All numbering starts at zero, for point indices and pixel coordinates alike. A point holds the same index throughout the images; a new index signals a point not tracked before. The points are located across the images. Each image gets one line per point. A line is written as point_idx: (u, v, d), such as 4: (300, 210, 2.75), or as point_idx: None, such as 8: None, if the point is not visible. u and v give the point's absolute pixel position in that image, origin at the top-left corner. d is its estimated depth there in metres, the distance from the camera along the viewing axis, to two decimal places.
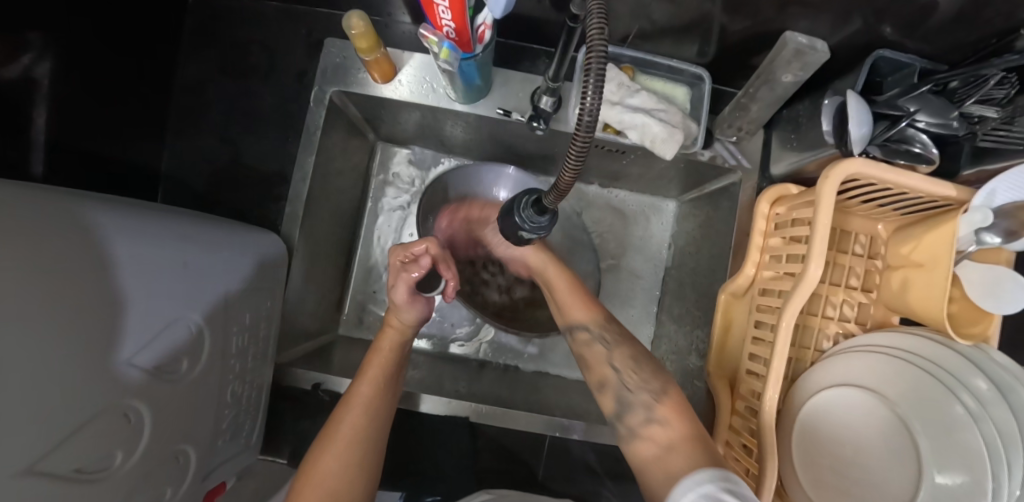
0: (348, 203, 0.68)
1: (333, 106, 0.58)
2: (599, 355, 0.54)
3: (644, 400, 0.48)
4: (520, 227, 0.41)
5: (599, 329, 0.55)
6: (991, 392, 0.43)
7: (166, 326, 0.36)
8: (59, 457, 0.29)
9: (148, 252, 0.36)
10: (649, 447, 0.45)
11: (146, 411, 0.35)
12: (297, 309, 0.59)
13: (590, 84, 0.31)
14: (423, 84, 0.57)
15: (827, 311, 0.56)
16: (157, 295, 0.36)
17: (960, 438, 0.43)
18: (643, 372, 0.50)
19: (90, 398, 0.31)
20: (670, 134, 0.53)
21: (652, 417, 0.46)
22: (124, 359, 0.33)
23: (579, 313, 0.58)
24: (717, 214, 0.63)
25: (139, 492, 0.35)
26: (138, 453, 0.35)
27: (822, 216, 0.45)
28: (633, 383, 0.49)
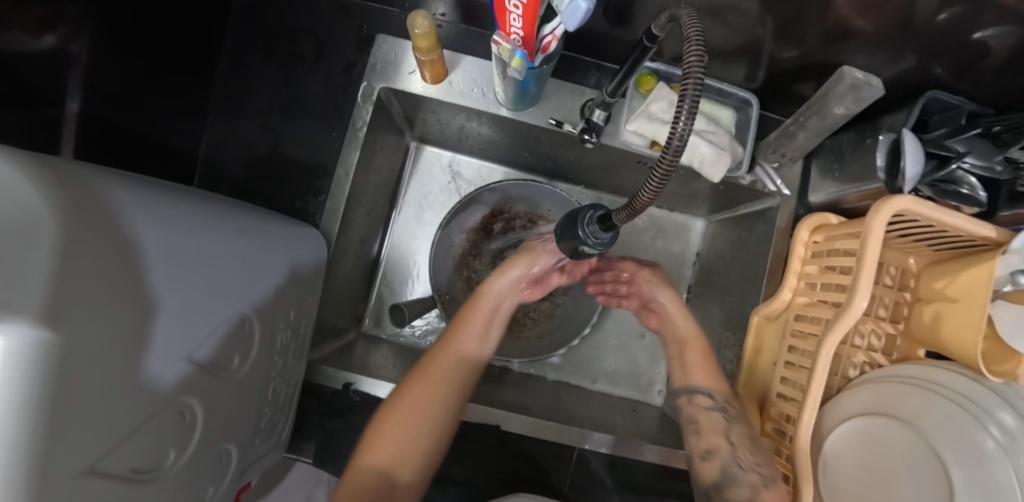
0: (382, 201, 0.67)
1: (380, 102, 0.57)
2: (713, 423, 0.55)
3: (752, 480, 0.49)
4: (582, 241, 0.41)
5: (724, 400, 0.55)
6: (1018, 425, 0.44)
7: (223, 321, 0.35)
8: (119, 456, 0.28)
9: (216, 242, 0.35)
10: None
11: (199, 408, 0.34)
12: (329, 306, 0.58)
13: (682, 110, 0.31)
14: (473, 88, 0.56)
15: (856, 340, 0.58)
16: (220, 288, 0.35)
17: (990, 471, 0.44)
18: (756, 452, 0.51)
19: (151, 394, 0.29)
20: (718, 157, 0.53)
21: (767, 484, 0.48)
22: (185, 355, 0.32)
23: (717, 385, 0.57)
24: (751, 236, 0.64)
25: (186, 490, 0.34)
26: (189, 452, 0.34)
27: (870, 249, 0.46)
28: (750, 465, 0.50)
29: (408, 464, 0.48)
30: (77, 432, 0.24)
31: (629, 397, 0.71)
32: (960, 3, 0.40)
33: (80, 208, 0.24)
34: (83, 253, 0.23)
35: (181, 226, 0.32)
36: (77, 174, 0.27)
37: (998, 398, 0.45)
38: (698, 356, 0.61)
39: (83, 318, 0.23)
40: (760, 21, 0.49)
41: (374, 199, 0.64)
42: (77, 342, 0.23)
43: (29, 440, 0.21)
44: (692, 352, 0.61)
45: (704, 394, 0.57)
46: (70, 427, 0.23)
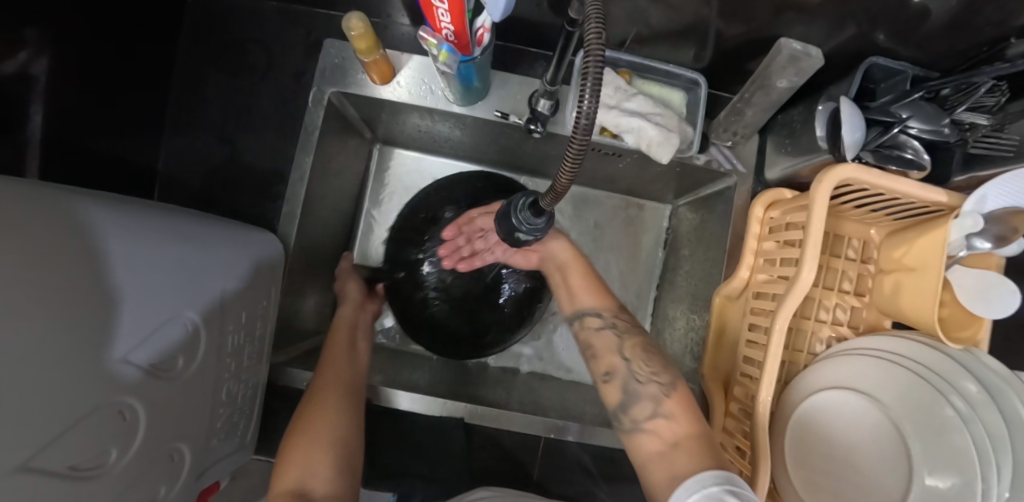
0: (345, 205, 0.68)
1: (331, 106, 0.58)
2: (608, 342, 0.50)
3: (651, 391, 0.45)
4: (517, 228, 0.41)
5: (613, 315, 0.51)
6: (981, 395, 0.43)
7: (162, 324, 0.36)
8: (56, 453, 0.29)
9: (148, 248, 0.36)
10: (653, 442, 0.43)
11: (141, 408, 0.35)
12: (292, 310, 0.59)
13: (587, 87, 0.31)
14: (421, 86, 0.57)
15: (821, 315, 0.57)
16: (156, 292, 0.36)
17: (949, 440, 0.43)
18: (653, 363, 0.47)
19: (87, 392, 0.31)
20: (665, 138, 0.53)
21: (658, 410, 0.44)
22: (120, 356, 0.33)
23: (605, 301, 0.53)
24: (712, 217, 0.63)
25: (133, 490, 0.35)
26: (133, 451, 0.35)
27: (816, 221, 0.45)
28: (646, 377, 0.46)
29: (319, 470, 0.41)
30: (11, 427, 0.25)
31: None
32: None
33: None
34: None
35: (108, 235, 0.34)
36: None
37: (952, 366, 0.45)
38: (581, 277, 0.55)
39: (0, 316, 0.24)
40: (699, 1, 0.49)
41: (335, 202, 0.65)
42: (0, 345, 0.24)
43: None
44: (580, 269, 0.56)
45: (592, 315, 0.52)
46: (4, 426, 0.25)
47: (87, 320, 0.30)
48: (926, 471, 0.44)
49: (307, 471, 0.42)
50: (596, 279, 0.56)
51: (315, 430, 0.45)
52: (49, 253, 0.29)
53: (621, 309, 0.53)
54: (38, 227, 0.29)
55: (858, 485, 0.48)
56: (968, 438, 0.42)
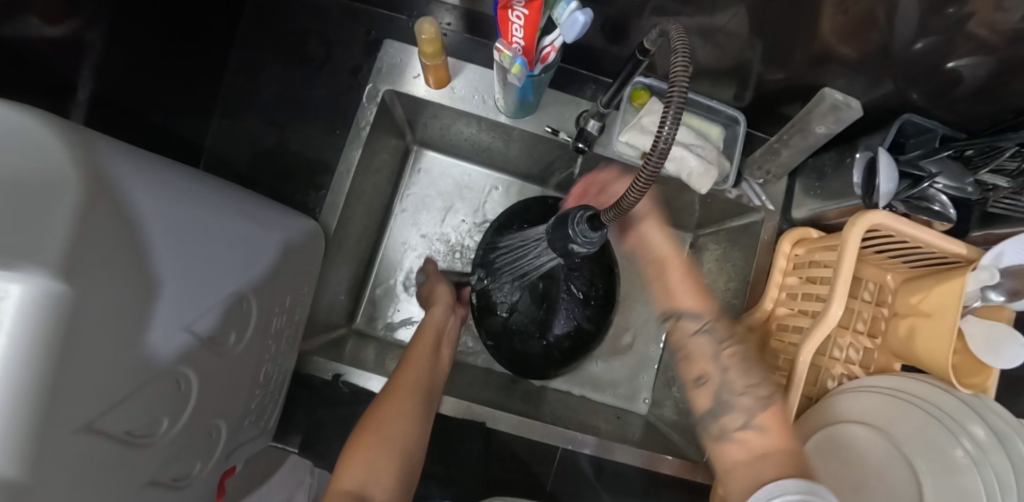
0: (379, 200, 0.69)
1: (384, 103, 0.59)
2: (703, 348, 0.48)
3: (745, 405, 0.45)
4: (572, 239, 0.43)
5: (711, 321, 0.49)
6: (989, 439, 0.44)
7: (221, 297, 0.36)
8: (117, 417, 0.29)
9: (218, 222, 0.37)
10: (740, 453, 0.43)
11: (194, 379, 0.35)
12: (321, 300, 0.59)
13: (668, 116, 0.32)
14: (475, 94, 0.59)
15: (835, 353, 0.59)
16: (219, 268, 0.36)
17: (959, 480, 0.44)
18: (751, 374, 0.46)
19: (151, 358, 0.31)
20: (706, 170, 0.55)
21: (750, 423, 0.44)
22: (184, 325, 0.33)
23: (693, 295, 0.50)
24: (736, 249, 0.66)
25: (173, 463, 0.35)
26: (180, 423, 0.35)
27: (846, 261, 0.48)
28: (742, 389, 0.46)
29: (380, 482, 0.45)
30: (82, 383, 0.25)
31: (614, 405, 0.71)
32: (935, 33, 0.43)
33: (88, 174, 0.26)
34: (91, 218, 0.25)
35: (185, 205, 0.34)
36: (96, 144, 0.29)
37: (971, 410, 0.46)
38: (683, 278, 0.52)
39: (88, 273, 0.25)
40: (748, 45, 0.52)
41: (372, 197, 0.66)
42: (81, 300, 0.24)
43: (33, 381, 0.22)
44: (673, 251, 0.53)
45: (673, 315, 0.50)
46: (74, 382, 0.25)
47: (161, 286, 0.31)
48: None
49: (368, 478, 0.45)
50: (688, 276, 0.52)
51: (383, 435, 0.48)
52: (135, 218, 0.29)
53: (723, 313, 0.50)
54: (127, 192, 0.29)
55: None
56: (977, 483, 0.43)
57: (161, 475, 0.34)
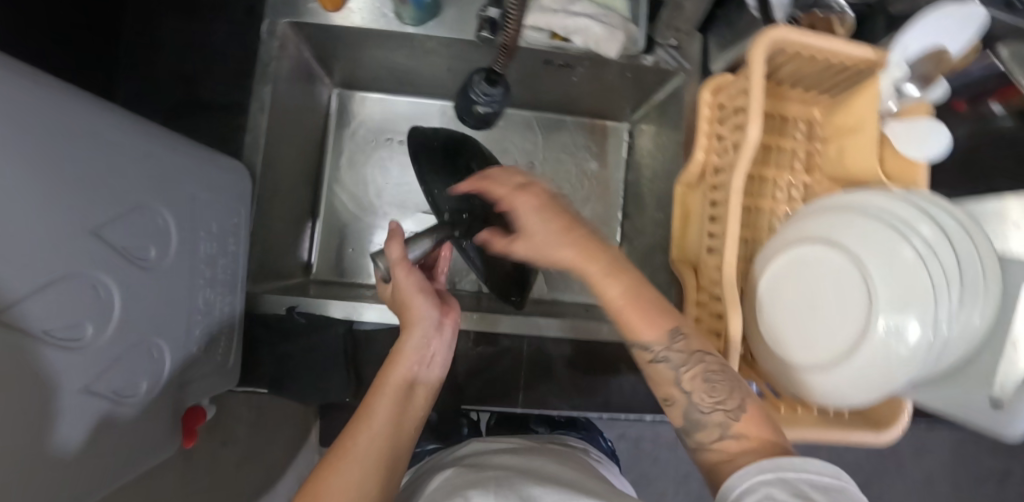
0: (308, 148, 0.68)
1: (285, 38, 0.58)
2: (663, 373, 0.39)
3: (718, 416, 0.36)
4: (475, 102, 0.44)
5: (666, 346, 0.38)
6: (935, 235, 0.45)
7: (130, 206, 0.35)
8: (32, 312, 0.27)
9: (122, 130, 0.34)
10: (734, 445, 0.34)
11: (113, 287, 0.33)
12: (263, 244, 0.59)
13: None
14: (374, 10, 0.58)
15: (777, 195, 0.59)
16: (124, 176, 0.34)
17: (906, 275, 0.44)
18: (716, 385, 0.37)
19: (64, 256, 0.29)
20: (610, 34, 0.55)
21: (728, 434, 0.35)
22: (91, 228, 0.31)
23: (635, 324, 0.38)
24: (666, 119, 0.66)
25: (112, 372, 0.34)
26: (108, 331, 0.33)
27: (756, 81, 0.48)
28: (710, 407, 0.36)
29: None
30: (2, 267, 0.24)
31: (584, 300, 0.72)
32: None
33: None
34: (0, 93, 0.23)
35: (94, 110, 0.31)
36: None
37: (919, 217, 0.46)
38: (638, 309, 0.38)
39: None
40: None
41: (297, 140, 0.65)
42: None
43: None
44: (611, 292, 0.39)
45: (639, 348, 0.39)
46: None
47: (70, 182, 0.29)
48: (880, 313, 0.44)
49: None
50: (626, 296, 0.39)
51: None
52: (46, 108, 0.26)
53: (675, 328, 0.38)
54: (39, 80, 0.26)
55: (800, 333, 0.49)
56: (926, 275, 0.43)
57: (100, 386, 0.33)
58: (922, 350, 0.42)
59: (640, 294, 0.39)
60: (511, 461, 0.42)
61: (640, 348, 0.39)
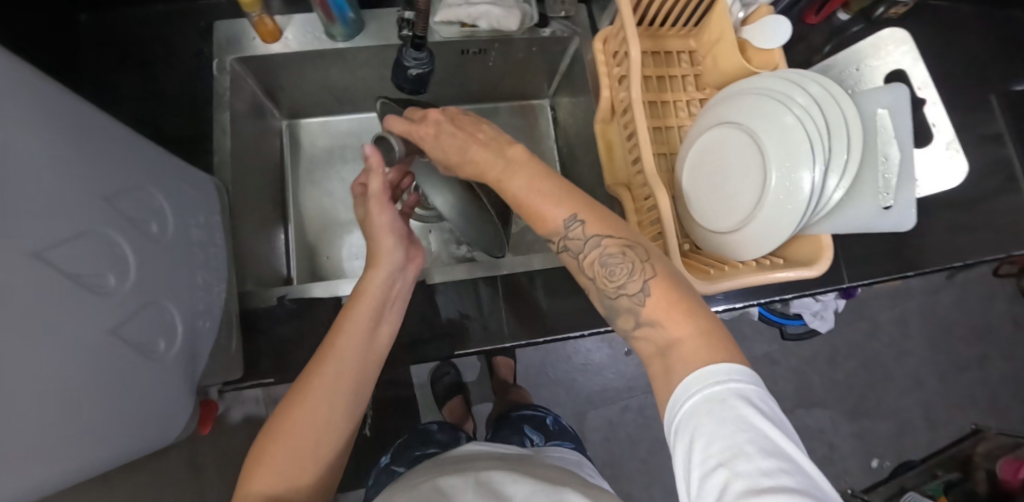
0: (270, 171, 0.75)
1: (235, 73, 0.66)
2: (573, 261, 0.46)
3: (627, 303, 0.42)
4: (407, 67, 0.57)
5: (566, 231, 0.44)
6: (808, 101, 0.53)
7: (128, 185, 0.41)
8: (63, 253, 0.32)
9: (114, 126, 0.40)
10: (648, 333, 0.41)
11: (126, 247, 0.39)
12: (242, 251, 0.64)
13: None
14: (308, 35, 0.67)
15: (680, 114, 0.67)
16: (122, 162, 0.40)
17: (789, 136, 0.52)
18: (619, 269, 0.42)
19: (84, 215, 0.35)
20: (507, 14, 0.65)
21: (640, 320, 0.41)
22: (101, 195, 0.37)
23: (536, 220, 0.45)
24: (574, 79, 0.77)
25: (131, 325, 0.39)
26: (125, 284, 0.38)
27: (627, 14, 0.56)
28: (615, 292, 0.43)
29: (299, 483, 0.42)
30: (36, 212, 0.30)
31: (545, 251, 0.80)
32: None
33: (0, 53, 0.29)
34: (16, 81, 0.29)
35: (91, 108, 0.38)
36: None
37: (789, 84, 0.55)
38: (540, 197, 0.45)
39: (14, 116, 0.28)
40: None
41: (259, 160, 0.72)
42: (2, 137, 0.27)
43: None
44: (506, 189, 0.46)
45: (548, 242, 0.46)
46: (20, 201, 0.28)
47: (78, 157, 0.34)
48: (773, 171, 0.52)
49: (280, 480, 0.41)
50: (524, 191, 0.45)
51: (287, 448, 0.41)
52: (55, 96, 0.33)
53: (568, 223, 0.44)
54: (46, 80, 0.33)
55: (717, 201, 0.57)
56: (804, 133, 0.51)
57: (122, 332, 0.37)
58: (809, 194, 0.50)
59: (548, 192, 0.44)
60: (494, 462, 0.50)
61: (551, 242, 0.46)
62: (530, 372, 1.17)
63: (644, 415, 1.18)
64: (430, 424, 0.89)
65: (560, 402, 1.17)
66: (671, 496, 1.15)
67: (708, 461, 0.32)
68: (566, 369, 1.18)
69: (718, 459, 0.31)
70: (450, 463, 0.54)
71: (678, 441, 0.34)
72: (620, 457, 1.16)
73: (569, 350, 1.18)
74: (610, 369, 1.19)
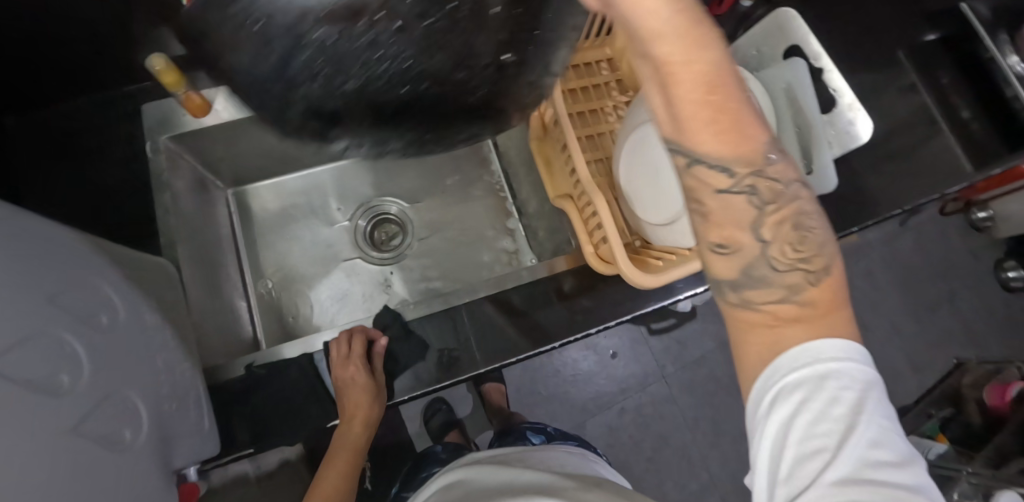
0: (218, 241, 0.74)
1: (170, 152, 0.67)
2: (727, 207, 0.34)
3: (790, 280, 0.34)
4: None
5: (747, 171, 0.33)
6: None
7: (72, 282, 0.40)
8: (12, 362, 0.32)
9: (47, 228, 0.40)
10: (763, 319, 0.34)
11: (78, 345, 0.38)
12: (203, 327, 0.63)
13: None
14: (238, 103, 0.69)
15: (609, 119, 0.70)
16: (63, 262, 0.40)
17: None
18: (783, 236, 0.34)
19: (25, 320, 0.34)
20: None
21: (791, 299, 0.34)
22: (45, 297, 0.36)
23: (726, 138, 0.31)
24: None
25: (91, 422, 0.38)
26: (81, 383, 0.38)
27: None
28: (785, 264, 0.34)
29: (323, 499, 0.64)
30: None
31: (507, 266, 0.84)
32: None
33: None
34: None
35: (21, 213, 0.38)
36: None
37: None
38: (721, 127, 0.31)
39: None
40: None
41: (207, 232, 0.72)
42: None
43: None
44: (689, 75, 0.28)
45: (680, 151, 0.33)
46: None
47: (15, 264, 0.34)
48: None
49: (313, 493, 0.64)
50: (725, 79, 0.29)
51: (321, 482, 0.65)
52: None
53: (767, 159, 0.33)
54: None
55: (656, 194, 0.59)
56: None
57: (84, 429, 0.37)
58: None
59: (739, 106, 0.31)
60: (505, 477, 0.52)
61: (680, 149, 0.33)
62: (521, 393, 1.17)
63: (642, 413, 1.18)
64: (438, 444, 0.88)
65: (558, 418, 1.16)
66: (684, 490, 1.15)
67: (806, 443, 0.31)
68: (558, 383, 1.18)
69: (824, 445, 0.31)
70: (458, 483, 0.54)
71: (773, 411, 0.32)
72: (627, 461, 1.15)
73: (557, 363, 1.19)
74: (601, 375, 1.19)
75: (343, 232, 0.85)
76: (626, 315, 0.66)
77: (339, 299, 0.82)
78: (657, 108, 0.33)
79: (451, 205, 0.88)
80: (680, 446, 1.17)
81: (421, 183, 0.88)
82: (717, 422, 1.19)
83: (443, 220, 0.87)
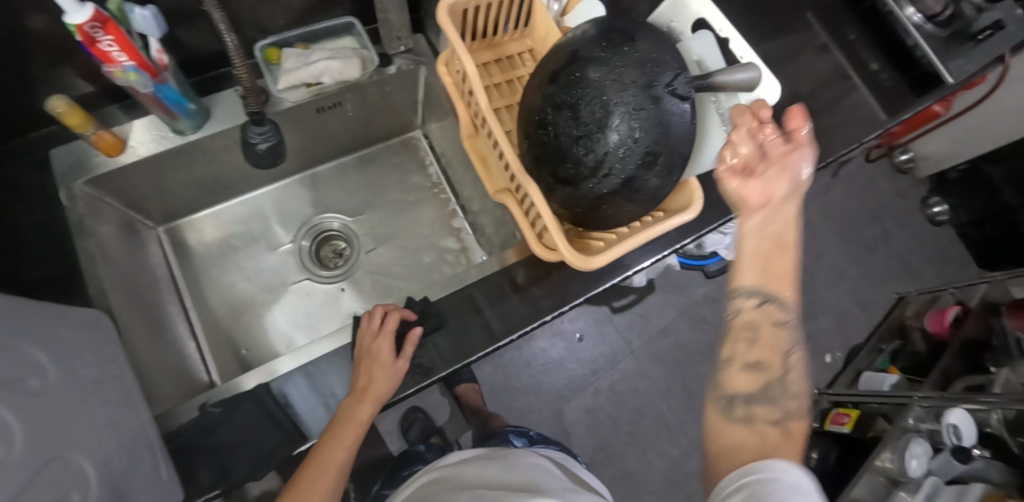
0: (154, 283, 0.71)
1: (88, 197, 0.64)
2: (773, 337, 0.43)
3: (788, 407, 0.41)
4: (253, 141, 0.57)
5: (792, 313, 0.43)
6: None
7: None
8: None
9: None
10: (751, 441, 0.39)
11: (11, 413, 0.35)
12: (148, 373, 0.60)
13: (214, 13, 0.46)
14: (155, 137, 0.67)
15: None
16: None
17: None
18: (800, 392, 0.42)
19: None
20: (347, 62, 0.69)
21: (781, 424, 0.40)
22: None
23: (775, 283, 0.43)
24: (434, 104, 0.80)
25: (35, 489, 0.35)
26: (18, 452, 0.35)
27: (452, 36, 0.57)
28: (792, 392, 0.42)
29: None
30: None
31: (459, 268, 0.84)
32: None
33: None
34: None
35: None
36: None
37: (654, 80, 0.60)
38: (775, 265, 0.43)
39: None
40: None
41: (140, 275, 0.69)
42: None
43: None
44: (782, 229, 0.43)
45: (760, 295, 0.43)
46: None
47: None
48: None
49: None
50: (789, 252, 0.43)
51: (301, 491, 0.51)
52: None
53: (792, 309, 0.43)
54: None
55: None
56: None
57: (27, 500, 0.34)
58: None
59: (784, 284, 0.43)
60: (490, 474, 0.51)
61: (754, 295, 0.43)
62: (496, 389, 1.18)
63: (617, 390, 1.22)
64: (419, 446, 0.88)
65: (536, 408, 1.18)
66: (667, 457, 1.19)
67: None
68: (529, 374, 1.20)
69: None
70: (445, 478, 0.54)
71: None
72: (608, 439, 1.18)
73: (527, 353, 1.21)
74: (571, 360, 1.22)
75: (287, 254, 0.84)
76: (577, 298, 0.68)
77: (292, 325, 0.80)
78: (743, 253, 0.45)
79: (397, 214, 0.87)
80: (656, 417, 1.21)
81: (362, 196, 0.88)
82: (688, 388, 1.24)
83: (390, 229, 0.86)
